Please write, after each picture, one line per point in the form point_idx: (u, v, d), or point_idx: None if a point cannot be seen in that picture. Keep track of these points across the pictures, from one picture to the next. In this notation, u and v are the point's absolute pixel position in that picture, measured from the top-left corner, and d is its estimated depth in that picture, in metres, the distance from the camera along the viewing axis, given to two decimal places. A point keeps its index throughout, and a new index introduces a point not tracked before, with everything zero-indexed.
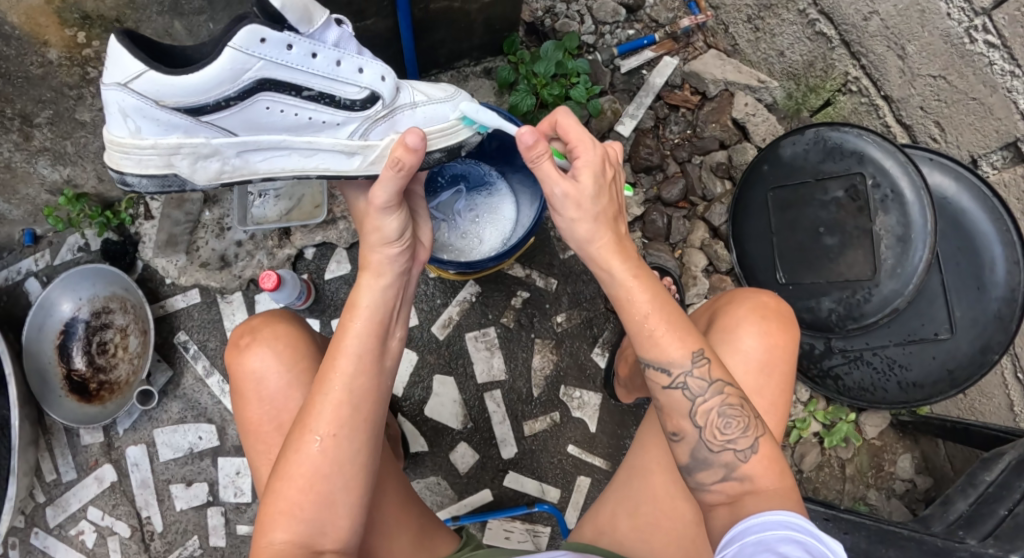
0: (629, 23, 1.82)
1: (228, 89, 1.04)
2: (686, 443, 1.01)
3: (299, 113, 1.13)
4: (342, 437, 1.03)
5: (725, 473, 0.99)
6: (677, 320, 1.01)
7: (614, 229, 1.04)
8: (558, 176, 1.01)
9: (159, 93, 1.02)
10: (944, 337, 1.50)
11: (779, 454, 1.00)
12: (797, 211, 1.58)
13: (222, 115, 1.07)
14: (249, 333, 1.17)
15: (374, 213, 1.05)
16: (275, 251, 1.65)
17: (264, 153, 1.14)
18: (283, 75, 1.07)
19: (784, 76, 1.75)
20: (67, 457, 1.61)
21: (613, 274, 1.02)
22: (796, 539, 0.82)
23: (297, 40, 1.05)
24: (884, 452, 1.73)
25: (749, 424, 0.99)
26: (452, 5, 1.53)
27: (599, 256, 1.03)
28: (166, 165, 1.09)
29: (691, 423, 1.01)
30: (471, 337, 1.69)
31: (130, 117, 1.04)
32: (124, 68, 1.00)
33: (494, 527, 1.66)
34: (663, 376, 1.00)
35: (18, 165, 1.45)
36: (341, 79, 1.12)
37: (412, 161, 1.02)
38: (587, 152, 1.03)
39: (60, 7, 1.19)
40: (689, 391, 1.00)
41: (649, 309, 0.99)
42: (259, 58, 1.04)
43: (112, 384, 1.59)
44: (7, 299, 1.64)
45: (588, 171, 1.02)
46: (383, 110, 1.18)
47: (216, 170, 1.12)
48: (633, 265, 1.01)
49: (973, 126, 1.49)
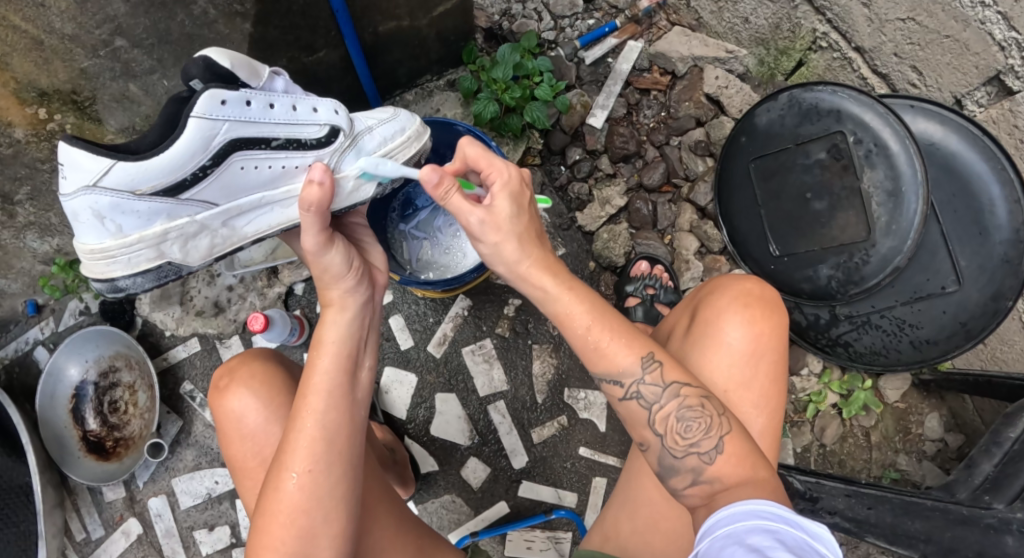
0: (588, 13, 1.78)
1: (202, 158, 1.06)
2: (652, 451, 1.02)
3: (273, 164, 1.14)
4: (319, 471, 0.99)
5: (694, 477, 0.97)
6: (623, 329, 1.02)
7: (540, 249, 1.03)
8: (471, 205, 1.01)
9: (133, 181, 1.03)
10: (952, 290, 1.43)
11: (749, 449, 0.97)
12: (781, 179, 1.52)
13: (201, 186, 1.08)
14: (227, 374, 1.16)
15: (316, 256, 1.03)
16: (266, 290, 1.67)
17: (247, 216, 1.16)
18: (250, 132, 1.10)
19: (752, 42, 1.68)
20: (94, 515, 1.67)
21: (546, 289, 1.01)
22: (766, 527, 0.80)
23: (253, 95, 1.09)
24: (910, 415, 1.66)
25: (711, 424, 0.98)
26: (401, 25, 1.53)
27: (529, 274, 1.02)
28: (156, 255, 1.10)
29: (652, 432, 1.02)
30: (468, 351, 1.68)
31: (108, 218, 1.04)
32: (91, 168, 1.01)
33: (514, 539, 1.64)
34: (617, 388, 1.02)
35: (8, 242, 1.51)
36: (302, 121, 1.14)
37: (320, 195, 1.00)
38: (501, 177, 1.03)
39: (16, 88, 1.22)
40: (644, 400, 1.01)
41: (589, 320, 1.00)
42: (224, 121, 1.06)
43: (127, 440, 1.64)
44: (20, 369, 1.71)
45: (504, 196, 1.02)
46: (346, 140, 1.19)
47: (207, 244, 1.14)
48: (565, 281, 1.02)
49: (951, 66, 1.42)
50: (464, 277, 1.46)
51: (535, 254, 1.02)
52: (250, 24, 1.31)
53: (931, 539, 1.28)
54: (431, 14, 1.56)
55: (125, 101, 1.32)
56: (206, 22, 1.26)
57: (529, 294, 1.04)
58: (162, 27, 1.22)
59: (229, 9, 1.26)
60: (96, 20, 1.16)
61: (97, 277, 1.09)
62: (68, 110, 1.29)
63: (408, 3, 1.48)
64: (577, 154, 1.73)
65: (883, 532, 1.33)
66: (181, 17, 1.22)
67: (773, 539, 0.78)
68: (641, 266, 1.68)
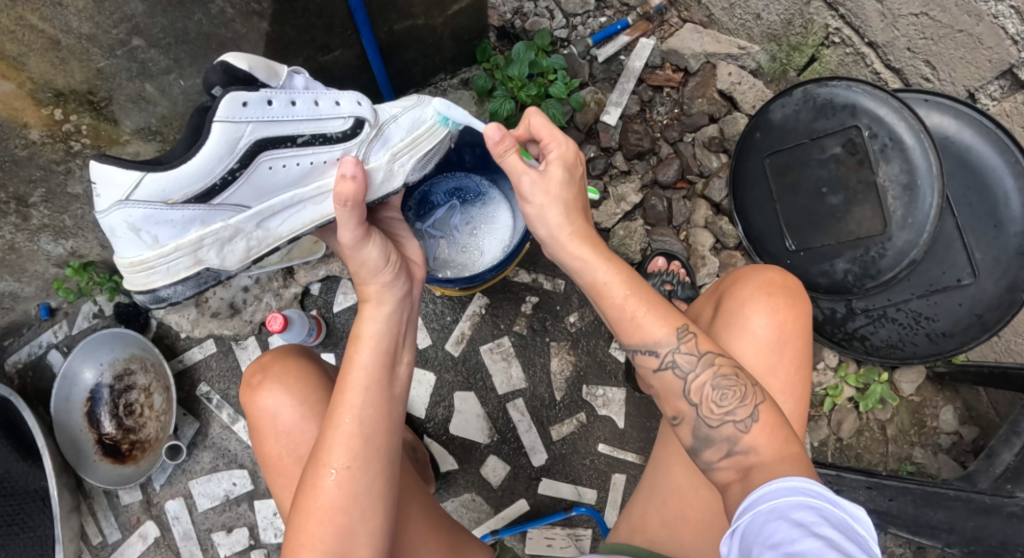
0: (600, 11, 1.78)
1: (229, 160, 1.06)
2: (687, 424, 1.03)
3: (300, 162, 1.13)
4: (357, 468, 0.99)
5: (729, 447, 0.97)
6: (657, 303, 1.04)
7: (582, 221, 1.10)
8: (525, 166, 1.08)
9: (165, 192, 1.03)
10: (968, 282, 1.45)
11: (782, 420, 0.97)
12: (796, 174, 1.53)
13: (231, 190, 1.09)
14: (260, 371, 1.16)
15: (355, 247, 1.04)
16: (282, 291, 1.66)
17: (281, 216, 1.16)
18: (274, 131, 1.09)
19: (765, 39, 1.68)
20: (110, 518, 1.66)
21: (585, 258, 1.07)
22: (809, 504, 0.80)
23: (274, 94, 1.08)
24: (924, 408, 1.67)
25: (746, 392, 0.99)
26: (416, 23, 1.53)
27: (569, 243, 1.08)
28: (194, 262, 1.11)
29: (687, 403, 1.02)
30: (486, 350, 1.68)
31: (144, 230, 1.06)
32: (122, 182, 1.01)
33: (535, 536, 1.64)
34: (652, 359, 1.03)
35: (22, 245, 1.49)
36: (327, 116, 1.13)
37: (354, 189, 1.02)
38: (561, 148, 1.11)
39: (32, 89, 1.20)
40: (678, 370, 1.02)
41: (626, 290, 1.04)
42: (247, 122, 1.05)
43: (143, 443, 1.63)
44: (33, 374, 1.69)
45: (559, 163, 1.10)
46: (372, 131, 1.17)
47: (243, 247, 1.14)
48: (603, 252, 1.07)
49: (964, 60, 1.43)
50: (483, 274, 1.45)
51: (578, 224, 1.09)
52: (267, 23, 1.31)
53: (954, 529, 1.31)
54: (446, 12, 1.56)
55: (141, 103, 1.30)
56: (224, 21, 1.25)
57: (568, 266, 1.09)
58: (180, 27, 1.21)
59: (247, 8, 1.26)
60: (114, 19, 1.15)
61: (139, 289, 1.11)
62: (84, 111, 1.27)
63: (424, 2, 1.48)
64: (591, 152, 1.74)
65: (905, 523, 1.35)
66: (199, 17, 1.22)
67: (816, 516, 0.78)
68: (657, 262, 1.69)
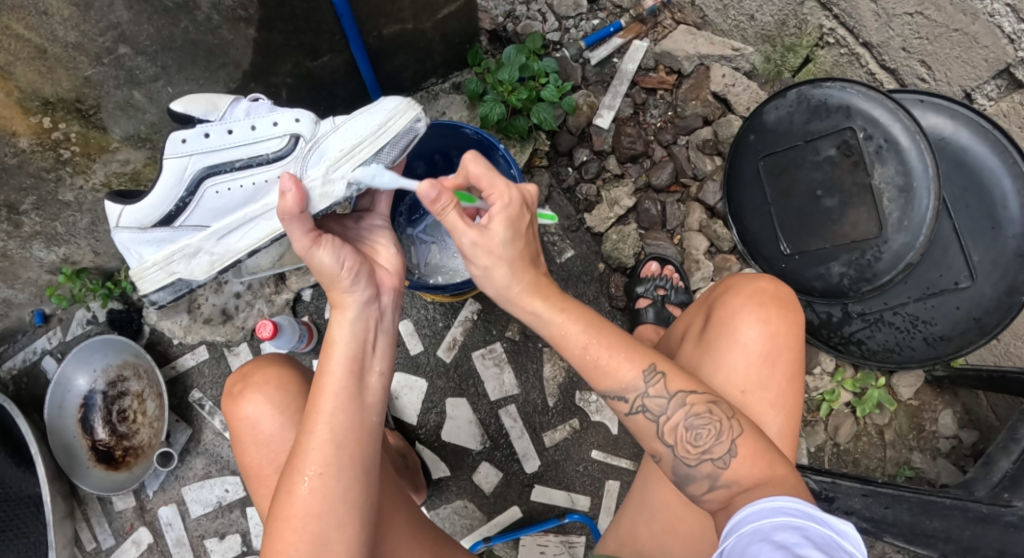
0: (593, 13, 1.76)
1: (179, 191, 1.15)
2: (665, 462, 1.01)
3: (245, 184, 1.18)
4: (330, 475, 0.99)
5: (711, 482, 0.97)
6: (621, 342, 1.01)
7: (531, 272, 1.02)
8: (465, 226, 0.98)
9: (137, 219, 1.16)
10: (965, 286, 1.42)
11: (762, 446, 0.97)
12: (791, 176, 1.51)
13: (186, 214, 1.18)
14: (241, 380, 1.17)
15: (306, 256, 1.02)
16: (274, 297, 1.66)
17: (239, 231, 1.19)
18: (214, 159, 1.15)
19: (759, 40, 1.66)
20: (104, 524, 1.66)
21: (538, 313, 1.01)
22: (792, 524, 0.78)
23: (210, 127, 1.14)
24: (923, 412, 1.65)
25: (721, 429, 0.97)
26: (406, 27, 1.52)
27: (520, 299, 1.01)
28: (169, 275, 1.19)
29: (663, 444, 1.01)
30: (478, 355, 1.66)
31: (129, 250, 1.18)
32: (109, 213, 1.16)
33: (528, 543, 1.63)
34: (622, 404, 1.01)
35: (15, 252, 1.49)
36: (263, 139, 1.16)
37: (293, 204, 1.01)
38: (502, 201, 1.01)
39: (20, 97, 1.20)
40: (650, 413, 1.00)
41: (585, 339, 1.00)
42: (189, 155, 1.14)
43: (136, 449, 1.64)
44: (28, 380, 1.71)
45: (499, 221, 0.99)
46: (308, 145, 1.18)
47: (209, 262, 1.20)
48: (556, 302, 1.01)
49: (960, 60, 1.41)
50: (474, 280, 1.44)
51: (525, 279, 1.01)
52: (254, 29, 1.30)
53: (950, 537, 1.29)
54: (436, 17, 1.55)
55: (129, 110, 1.30)
56: (210, 28, 1.25)
57: (522, 319, 1.03)
58: (167, 34, 1.21)
59: (233, 14, 1.25)
60: (99, 27, 1.15)
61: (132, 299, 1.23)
62: (73, 119, 1.27)
63: (413, 6, 1.47)
64: (584, 155, 1.72)
65: (901, 531, 1.33)
66: (184, 24, 1.22)
67: (797, 536, 0.76)
68: (650, 267, 1.68)
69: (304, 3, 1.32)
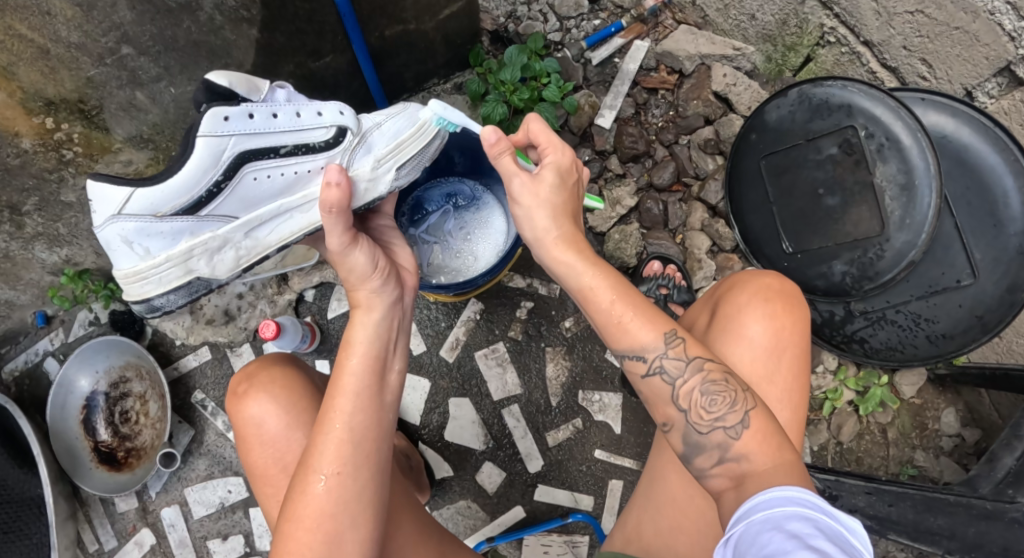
0: (594, 13, 1.76)
1: (214, 173, 1.09)
2: (676, 430, 1.00)
3: (285, 172, 1.15)
4: (346, 474, 0.98)
5: (721, 454, 0.96)
6: (645, 306, 1.02)
7: (570, 224, 1.08)
8: (517, 168, 1.07)
9: (153, 205, 1.08)
10: (968, 283, 1.42)
11: (775, 427, 0.95)
12: (793, 175, 1.51)
13: (216, 203, 1.12)
14: (247, 379, 1.16)
15: (342, 253, 1.03)
16: (276, 298, 1.66)
17: (269, 224, 1.18)
18: (256, 143, 1.11)
19: (759, 39, 1.67)
20: (107, 526, 1.66)
21: (570, 263, 1.04)
22: (805, 515, 0.78)
23: (256, 107, 1.10)
24: (926, 410, 1.65)
25: (735, 398, 0.97)
26: (408, 28, 1.52)
27: (554, 246, 1.06)
28: (185, 272, 1.14)
29: (676, 407, 1.00)
30: (481, 356, 1.66)
31: (137, 242, 1.10)
32: (113, 199, 1.06)
33: (531, 543, 1.63)
34: (640, 364, 1.01)
35: (17, 253, 1.49)
36: (308, 126, 1.14)
37: (339, 197, 1.00)
38: (557, 155, 1.09)
39: (23, 97, 1.20)
40: (667, 375, 1.00)
41: (612, 295, 1.01)
42: (230, 136, 1.08)
43: (139, 450, 1.64)
44: (30, 382, 1.71)
45: (554, 169, 1.08)
46: (355, 138, 1.18)
47: (233, 256, 1.17)
48: (589, 258, 1.04)
49: (961, 58, 1.42)
50: (477, 279, 1.44)
51: (566, 228, 1.06)
52: (257, 29, 1.30)
53: (955, 535, 1.29)
54: (438, 17, 1.55)
55: (132, 110, 1.30)
56: (213, 29, 1.25)
57: (554, 272, 1.06)
58: (169, 35, 1.21)
59: (236, 15, 1.25)
60: (102, 28, 1.15)
61: (134, 298, 1.15)
62: (75, 119, 1.27)
63: (415, 6, 1.47)
64: (586, 155, 1.72)
65: (906, 529, 1.33)
66: (187, 24, 1.22)
67: (811, 527, 0.76)
68: (653, 266, 1.68)
69: (307, 4, 1.32)
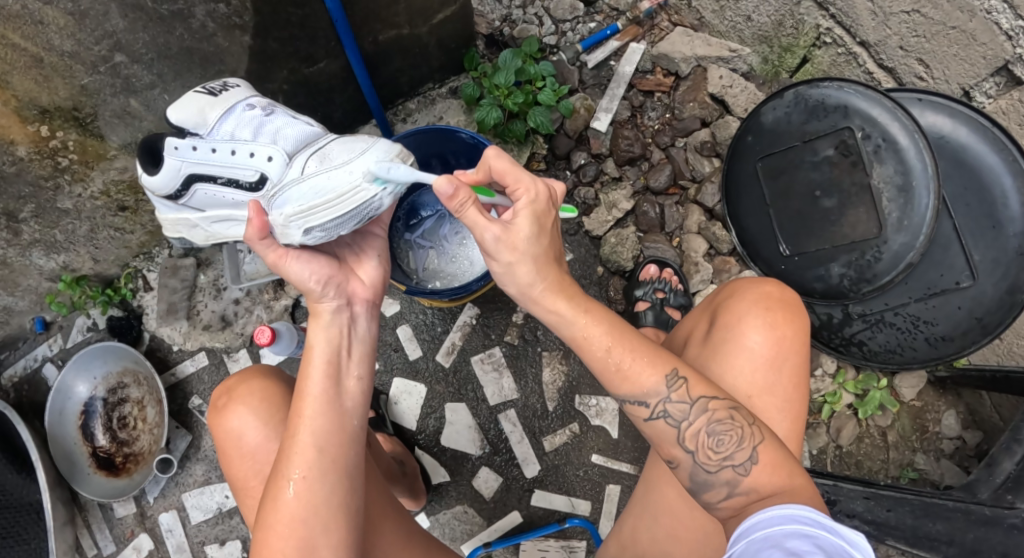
0: (590, 16, 1.76)
1: (173, 185, 1.16)
2: (683, 469, 1.00)
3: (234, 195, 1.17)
4: (313, 479, 0.98)
5: (729, 490, 0.95)
6: (644, 348, 1.00)
7: (556, 269, 1.01)
8: (487, 221, 0.97)
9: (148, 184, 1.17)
10: (966, 285, 1.40)
11: (783, 456, 0.95)
12: (790, 176, 1.50)
13: (189, 197, 1.19)
14: (226, 393, 1.17)
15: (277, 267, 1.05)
16: (272, 303, 1.66)
17: (230, 224, 1.22)
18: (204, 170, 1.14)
19: (755, 40, 1.66)
20: (105, 531, 1.67)
21: (563, 313, 0.99)
22: (804, 532, 0.77)
23: (199, 142, 1.12)
24: (926, 413, 1.63)
25: (743, 435, 0.96)
26: (402, 33, 1.52)
27: (542, 298, 1.00)
28: (175, 230, 1.27)
29: (683, 449, 0.99)
30: (477, 360, 1.66)
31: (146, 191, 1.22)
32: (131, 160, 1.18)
33: (529, 548, 1.62)
34: (642, 409, 1.00)
35: (14, 260, 1.50)
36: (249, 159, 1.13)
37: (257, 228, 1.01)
38: (529, 194, 1.00)
39: (17, 106, 1.20)
40: (672, 419, 0.99)
41: (609, 341, 0.99)
42: (179, 161, 1.13)
43: (137, 455, 1.65)
44: (29, 387, 1.72)
45: (525, 214, 0.99)
46: (275, 187, 1.11)
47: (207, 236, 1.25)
48: (581, 304, 1.00)
49: (958, 57, 1.40)
50: (471, 285, 1.42)
51: (549, 277, 1.00)
52: (249, 36, 1.31)
53: (953, 541, 1.28)
54: (432, 21, 1.55)
55: (126, 117, 1.32)
56: (205, 36, 1.25)
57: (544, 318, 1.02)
58: (162, 42, 1.22)
59: (228, 21, 1.25)
60: (95, 36, 1.15)
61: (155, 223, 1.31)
62: (70, 127, 1.28)
63: (409, 10, 1.47)
64: (582, 159, 1.72)
65: (904, 534, 1.32)
66: (180, 31, 1.22)
67: (810, 545, 0.75)
68: (649, 269, 1.68)
69: (299, 10, 1.32)
